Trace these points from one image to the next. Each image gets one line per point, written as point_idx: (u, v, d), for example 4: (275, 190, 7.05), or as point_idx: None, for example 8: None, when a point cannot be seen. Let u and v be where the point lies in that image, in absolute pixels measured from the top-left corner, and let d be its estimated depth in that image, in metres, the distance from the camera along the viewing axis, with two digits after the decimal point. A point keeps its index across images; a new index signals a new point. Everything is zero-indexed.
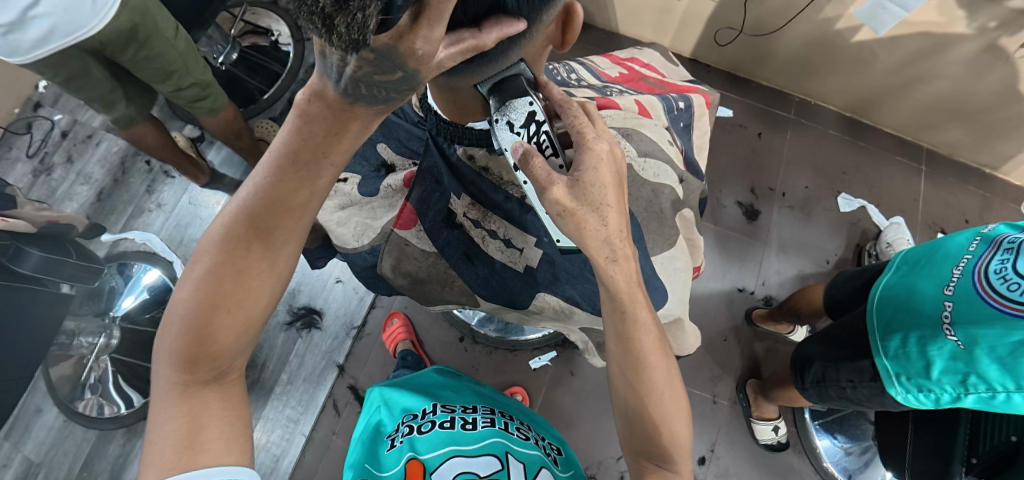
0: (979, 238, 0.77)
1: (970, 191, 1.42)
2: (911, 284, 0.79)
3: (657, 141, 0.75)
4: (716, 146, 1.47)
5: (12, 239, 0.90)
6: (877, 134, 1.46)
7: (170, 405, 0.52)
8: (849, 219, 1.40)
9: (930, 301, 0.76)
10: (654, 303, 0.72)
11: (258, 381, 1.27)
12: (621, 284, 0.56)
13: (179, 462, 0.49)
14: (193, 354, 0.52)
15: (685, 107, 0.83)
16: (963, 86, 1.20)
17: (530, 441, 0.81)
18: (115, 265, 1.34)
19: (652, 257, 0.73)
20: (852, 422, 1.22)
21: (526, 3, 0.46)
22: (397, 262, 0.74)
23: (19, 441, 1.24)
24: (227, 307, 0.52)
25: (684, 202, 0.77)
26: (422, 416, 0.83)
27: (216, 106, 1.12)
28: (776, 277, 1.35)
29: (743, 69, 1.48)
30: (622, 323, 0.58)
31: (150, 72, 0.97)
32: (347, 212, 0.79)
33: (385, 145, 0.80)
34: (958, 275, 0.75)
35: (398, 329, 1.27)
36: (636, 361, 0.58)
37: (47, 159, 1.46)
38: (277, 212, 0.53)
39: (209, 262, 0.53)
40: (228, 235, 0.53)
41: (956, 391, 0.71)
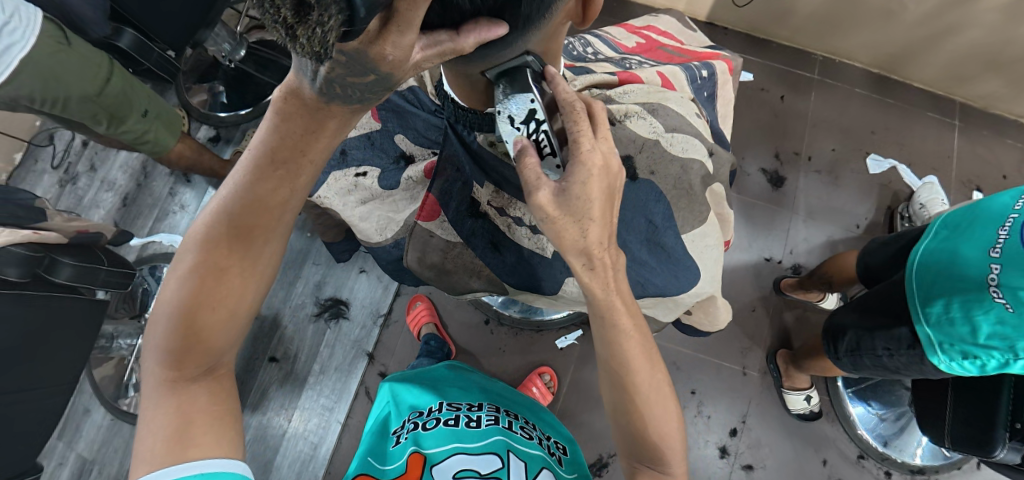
0: None
1: (1008, 144, 1.35)
2: (953, 248, 0.76)
3: (685, 114, 0.72)
4: (738, 112, 1.42)
5: (45, 250, 0.93)
6: (906, 89, 1.40)
7: (160, 400, 0.54)
8: (879, 181, 1.35)
9: (974, 266, 0.73)
10: (685, 282, 0.70)
11: (291, 372, 1.29)
12: (598, 291, 0.56)
13: (167, 456, 0.51)
14: (179, 352, 0.54)
15: (709, 75, 0.81)
16: (1000, 35, 1.14)
17: (533, 440, 0.82)
18: (147, 267, 1.37)
19: (683, 235, 0.71)
20: (885, 389, 1.20)
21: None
22: (422, 254, 0.73)
23: (72, 440, 1.30)
24: (210, 305, 0.54)
25: (715, 176, 0.73)
26: (427, 414, 0.85)
27: (168, 137, 1.16)
28: (804, 244, 1.32)
29: (762, 30, 1.42)
30: (601, 329, 0.58)
31: (83, 113, 0.99)
32: (369, 206, 0.77)
33: (402, 136, 0.80)
34: (1006, 234, 0.72)
35: (422, 312, 1.28)
36: (617, 360, 0.59)
37: (72, 168, 1.49)
38: (255, 212, 0.54)
39: (191, 261, 0.54)
40: (210, 235, 0.55)
41: (1005, 357, 0.69)
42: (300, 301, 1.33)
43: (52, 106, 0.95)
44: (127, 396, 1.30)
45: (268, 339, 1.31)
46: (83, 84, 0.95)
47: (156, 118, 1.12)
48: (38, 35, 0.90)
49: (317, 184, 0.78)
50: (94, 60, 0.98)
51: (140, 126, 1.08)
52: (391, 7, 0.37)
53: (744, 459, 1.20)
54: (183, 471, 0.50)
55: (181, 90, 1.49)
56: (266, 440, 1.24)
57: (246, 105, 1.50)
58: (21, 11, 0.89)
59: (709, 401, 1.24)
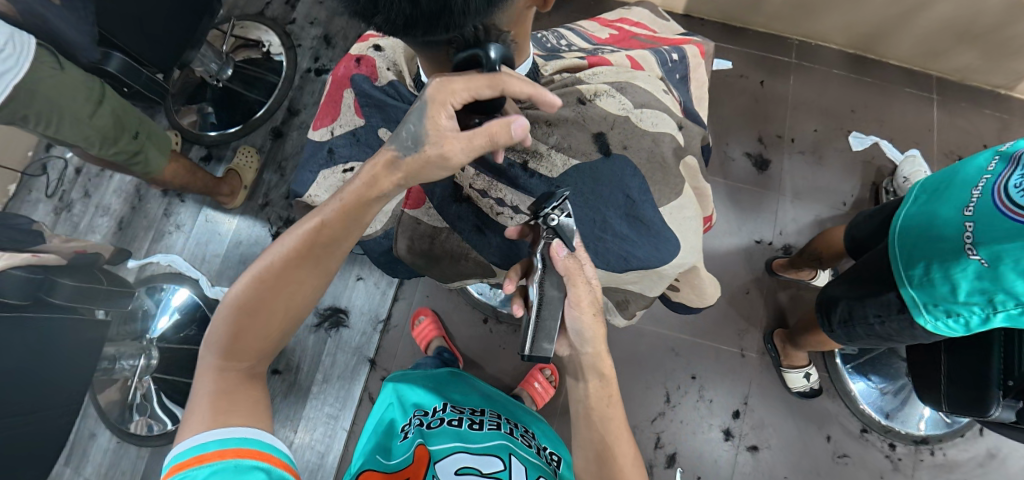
0: (998, 157, 0.75)
1: (986, 114, 1.38)
2: (932, 211, 0.78)
3: (652, 91, 0.74)
4: (719, 100, 1.44)
5: (44, 273, 0.96)
6: (882, 67, 1.43)
7: (206, 383, 0.58)
8: (862, 158, 1.37)
9: (950, 226, 0.75)
10: (667, 253, 0.72)
11: (294, 383, 1.30)
12: (596, 329, 0.65)
13: (210, 422, 0.55)
14: (235, 344, 0.59)
15: (680, 58, 0.83)
16: (969, 7, 1.17)
17: (532, 448, 0.83)
18: (145, 288, 1.38)
19: (661, 208, 0.72)
20: (884, 362, 1.22)
21: None
22: (410, 242, 0.76)
23: (79, 465, 1.31)
24: (270, 310, 0.59)
25: (687, 150, 0.75)
26: (432, 414, 0.87)
27: (162, 150, 1.20)
28: (793, 225, 1.34)
29: (736, 18, 1.45)
30: (606, 407, 0.64)
31: (76, 135, 1.02)
32: None
33: (385, 129, 0.74)
34: (978, 194, 0.73)
35: (428, 326, 1.27)
36: (604, 439, 0.63)
37: (66, 196, 1.51)
38: (314, 246, 0.59)
39: (266, 270, 0.59)
40: (287, 251, 0.59)
41: (985, 312, 0.72)
42: None
43: (45, 126, 0.98)
44: (132, 418, 1.31)
45: None
46: (74, 105, 0.99)
47: (148, 137, 1.15)
48: (32, 62, 0.92)
49: (308, 185, 0.79)
50: (88, 82, 1.01)
51: (133, 147, 1.12)
52: None
53: (748, 441, 1.21)
54: (219, 434, 0.54)
55: (172, 112, 1.52)
56: None
57: (235, 123, 1.52)
58: (15, 38, 0.90)
59: (710, 385, 1.25)
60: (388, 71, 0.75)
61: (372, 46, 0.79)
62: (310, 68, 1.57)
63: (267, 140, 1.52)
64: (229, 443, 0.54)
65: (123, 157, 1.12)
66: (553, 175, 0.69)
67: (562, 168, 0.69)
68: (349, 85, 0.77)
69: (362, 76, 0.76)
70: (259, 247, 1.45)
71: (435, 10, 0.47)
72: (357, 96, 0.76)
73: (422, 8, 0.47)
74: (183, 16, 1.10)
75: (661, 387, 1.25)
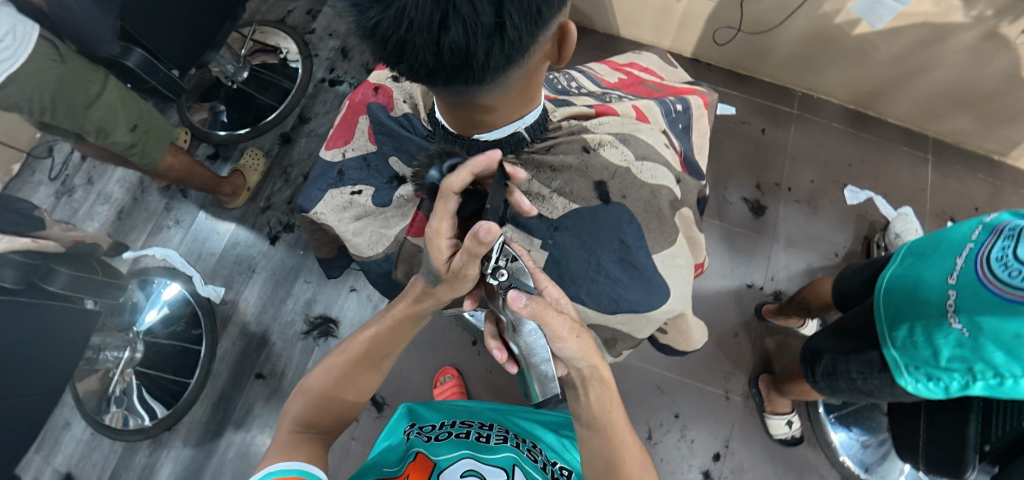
0: (981, 227, 0.77)
1: (979, 178, 1.41)
2: (917, 275, 0.80)
3: (654, 145, 0.76)
4: (720, 144, 1.48)
5: (42, 259, 0.96)
6: (881, 124, 1.46)
7: (282, 437, 0.66)
8: (856, 212, 1.40)
9: (934, 292, 0.77)
10: (657, 299, 0.73)
11: (279, 389, 1.33)
12: (586, 353, 0.61)
13: (280, 453, 0.63)
14: (312, 415, 0.69)
15: (683, 109, 0.86)
16: (967, 74, 1.21)
17: (540, 463, 0.81)
18: (137, 280, 1.38)
19: (653, 254, 0.73)
20: (865, 415, 1.22)
21: (524, 30, 0.50)
22: (409, 269, 0.80)
23: (49, 454, 1.30)
24: (339, 394, 0.71)
25: (684, 202, 0.77)
26: (439, 427, 0.87)
27: (160, 142, 1.21)
28: (785, 271, 1.36)
29: (743, 66, 1.49)
30: (609, 415, 0.65)
31: (73, 123, 1.05)
32: (362, 221, 0.78)
33: (396, 158, 0.77)
34: (962, 263, 0.75)
35: (450, 388, 1.26)
36: (615, 443, 0.65)
37: (69, 181, 1.52)
38: (372, 350, 0.73)
39: (338, 363, 0.72)
40: (352, 350, 0.73)
41: (965, 378, 0.72)
42: (291, 318, 1.38)
43: (42, 112, 1.00)
44: (109, 410, 1.30)
45: (258, 354, 1.36)
46: (74, 93, 1.01)
47: (146, 130, 1.17)
48: (31, 53, 0.94)
49: (314, 201, 0.79)
50: (88, 74, 1.03)
51: (129, 140, 1.14)
52: (411, 16, 0.47)
53: None
54: (286, 463, 0.61)
55: (183, 109, 1.54)
56: (249, 458, 1.28)
57: (245, 124, 1.54)
58: (17, 29, 0.92)
59: (692, 424, 1.25)
60: (404, 102, 0.79)
61: (391, 75, 0.81)
62: (324, 79, 1.60)
63: (274, 144, 1.54)
64: (292, 469, 0.60)
65: (124, 146, 1.14)
66: (552, 217, 0.73)
67: (561, 211, 0.73)
68: (364, 112, 0.80)
69: (378, 105, 0.79)
70: (256, 249, 1.45)
71: (456, 63, 0.51)
72: (371, 123, 0.78)
73: (446, 61, 0.51)
74: (202, 21, 1.13)
75: (643, 423, 1.26)
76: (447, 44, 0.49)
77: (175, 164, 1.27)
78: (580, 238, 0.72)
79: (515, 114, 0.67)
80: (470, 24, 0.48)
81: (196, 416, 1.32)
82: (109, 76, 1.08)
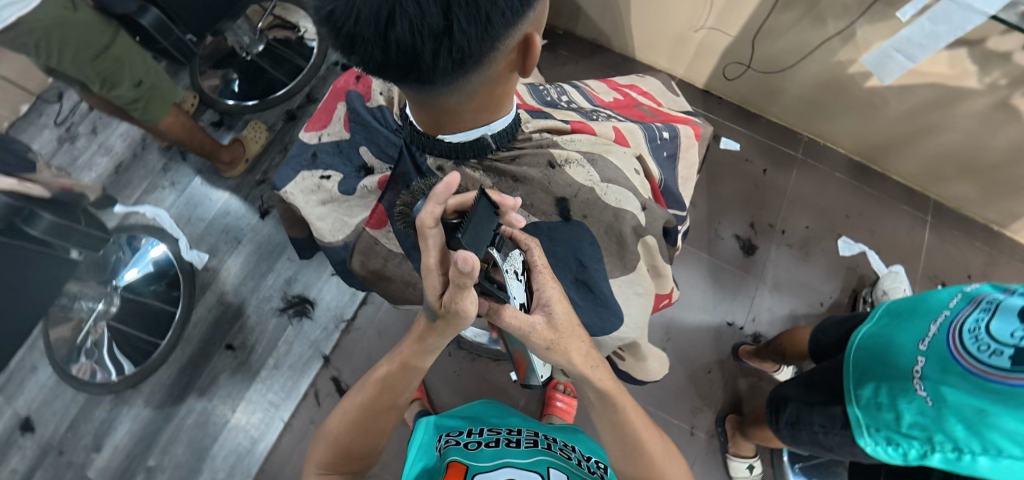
0: (961, 295, 0.75)
1: (976, 246, 1.39)
2: (892, 337, 0.78)
3: (623, 169, 0.75)
4: (720, 179, 1.47)
5: (27, 202, 0.95)
6: (884, 180, 1.45)
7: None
8: (847, 263, 1.39)
9: (903, 355, 0.75)
10: (611, 324, 0.73)
11: (245, 362, 1.33)
12: (574, 357, 0.61)
13: None
14: (337, 458, 0.71)
15: (670, 137, 0.85)
16: (975, 140, 1.19)
17: (575, 461, 0.81)
18: (124, 237, 1.36)
19: (612, 279, 0.74)
20: (829, 469, 1.19)
21: (474, 38, 0.49)
22: (364, 259, 0.76)
23: (13, 396, 1.27)
24: (360, 435, 0.72)
25: (649, 229, 0.74)
26: (468, 434, 0.86)
27: (162, 101, 1.22)
28: (767, 314, 1.34)
29: (753, 104, 1.49)
30: (616, 415, 0.65)
31: (78, 72, 1.06)
32: (327, 207, 0.77)
33: (367, 148, 0.78)
34: (935, 330, 0.74)
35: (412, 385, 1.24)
36: (633, 442, 0.66)
37: (73, 128, 1.52)
38: (385, 388, 0.71)
39: (355, 405, 0.72)
40: (365, 390, 0.72)
41: (923, 447, 0.71)
42: (269, 294, 1.38)
43: (47, 57, 1.01)
44: (78, 361, 1.30)
45: (230, 326, 1.36)
46: (85, 43, 1.02)
47: (152, 87, 1.18)
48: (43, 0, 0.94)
49: (287, 180, 0.79)
50: (100, 27, 1.04)
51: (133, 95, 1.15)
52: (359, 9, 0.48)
53: None
54: None
55: (196, 73, 1.55)
56: (207, 428, 1.28)
57: (253, 96, 1.55)
58: None
59: None
60: (381, 94, 0.78)
61: None
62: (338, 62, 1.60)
63: (279, 120, 1.55)
64: None
65: (127, 101, 1.15)
66: None
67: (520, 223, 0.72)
68: (343, 99, 0.80)
69: (356, 94, 0.79)
70: (245, 221, 1.46)
71: (403, 61, 0.51)
72: (348, 111, 0.79)
73: (393, 58, 0.51)
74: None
75: None
76: (393, 40, 0.49)
77: (173, 126, 1.28)
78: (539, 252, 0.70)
79: (480, 119, 0.66)
80: (416, 23, 0.48)
81: (162, 378, 1.32)
82: (122, 30, 1.08)
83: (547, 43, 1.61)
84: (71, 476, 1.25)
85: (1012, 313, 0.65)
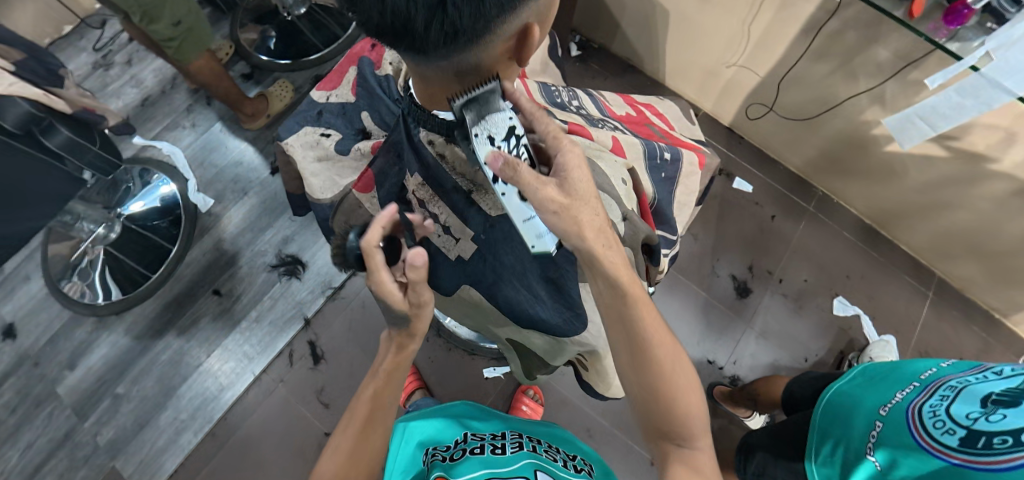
0: (935, 369, 0.75)
1: (974, 330, 1.37)
2: (857, 398, 0.78)
3: (610, 175, 0.74)
4: (726, 217, 1.47)
5: (49, 115, 0.95)
6: (892, 248, 1.43)
7: None
8: (839, 324, 1.37)
9: (864, 418, 0.74)
10: (576, 328, 0.73)
11: (228, 310, 1.35)
12: (599, 247, 0.56)
13: None
14: None
15: (671, 159, 0.86)
16: (989, 223, 1.18)
17: (564, 465, 0.72)
18: (138, 169, 1.41)
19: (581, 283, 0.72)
20: None
21: (469, 16, 0.47)
22: (347, 219, 0.73)
23: (2, 300, 1.33)
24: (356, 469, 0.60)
25: (625, 241, 0.72)
26: (454, 445, 0.75)
27: (197, 42, 1.22)
28: (749, 359, 1.34)
29: (772, 149, 1.48)
30: (621, 308, 0.57)
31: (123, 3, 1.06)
32: (322, 164, 0.79)
33: (368, 114, 0.79)
34: (898, 398, 0.73)
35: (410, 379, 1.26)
36: (638, 341, 0.57)
37: (110, 56, 1.56)
38: (381, 404, 0.63)
39: (350, 439, 0.61)
40: (356, 411, 0.63)
41: None
42: (264, 249, 1.40)
43: None
44: (69, 280, 1.33)
45: (221, 273, 1.38)
46: None
47: (190, 27, 1.18)
48: None
49: (290, 132, 0.81)
50: None
51: (169, 33, 1.15)
52: None
53: None
54: None
55: (236, 25, 1.58)
56: (179, 367, 1.29)
57: (287, 56, 1.58)
58: None
59: None
60: (390, 64, 0.79)
61: None
62: None
63: (307, 83, 1.58)
64: None
65: (163, 37, 1.15)
66: (491, 213, 0.69)
67: (499, 211, 0.68)
68: (356, 64, 0.82)
69: (368, 60, 0.80)
70: (255, 174, 1.48)
71: (395, 27, 0.48)
72: (358, 76, 0.80)
73: (385, 21, 0.48)
74: None
75: None
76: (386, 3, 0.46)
77: (202, 70, 1.29)
78: (515, 237, 0.69)
79: None
80: None
81: (145, 311, 1.34)
82: None
83: (581, 54, 1.62)
84: (40, 389, 1.27)
85: (972, 396, 0.65)
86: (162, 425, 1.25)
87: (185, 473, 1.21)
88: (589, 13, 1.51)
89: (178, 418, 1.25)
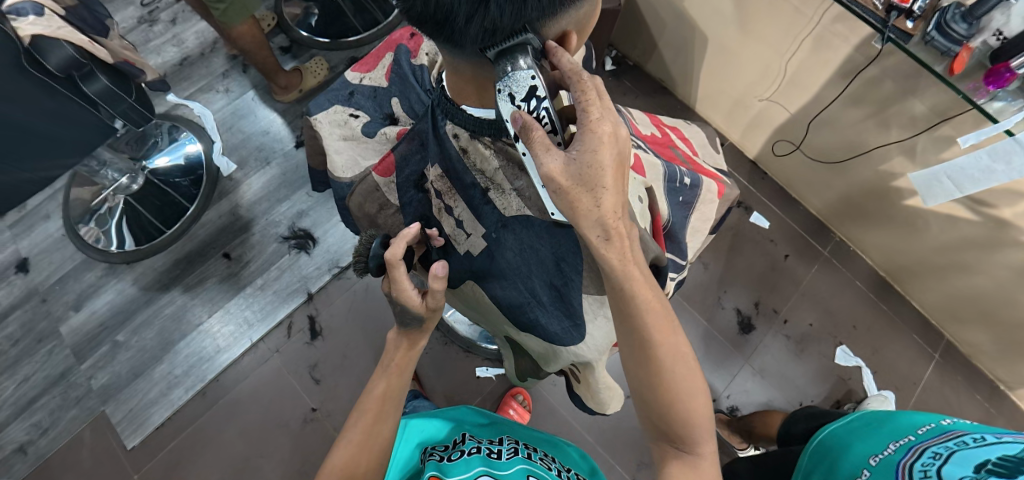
0: (933, 425, 0.71)
1: (976, 400, 1.34)
2: (851, 444, 0.77)
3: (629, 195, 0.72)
4: (739, 249, 1.46)
5: (91, 62, 0.96)
6: (903, 305, 1.41)
7: None
8: (839, 373, 1.35)
9: (854, 464, 0.73)
10: (575, 339, 0.73)
11: (235, 275, 1.36)
12: (614, 262, 0.54)
13: None
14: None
15: (691, 185, 0.86)
16: (1005, 291, 1.16)
17: (557, 472, 0.72)
18: (168, 125, 1.44)
19: (584, 294, 0.71)
20: None
21: (510, 17, 0.47)
22: (363, 199, 0.75)
23: (20, 235, 1.36)
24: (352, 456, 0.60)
25: None
26: (450, 446, 0.75)
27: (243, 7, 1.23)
28: (743, 395, 1.33)
29: (795, 188, 1.47)
30: (622, 304, 0.56)
31: None
32: (346, 143, 0.80)
33: (398, 100, 0.80)
34: (892, 448, 0.71)
35: None
36: (640, 340, 0.55)
37: (155, 13, 1.59)
38: (387, 398, 0.63)
39: (362, 426, 0.62)
40: (366, 399, 0.64)
41: None
42: (278, 220, 1.42)
43: None
44: (86, 224, 1.36)
45: (234, 237, 1.40)
46: None
47: None
48: None
49: (320, 109, 0.82)
50: None
51: None
52: None
53: None
54: None
55: None
56: (181, 323, 1.31)
57: (327, 35, 1.60)
58: None
59: None
60: (427, 55, 0.79)
61: None
62: None
63: (342, 64, 1.60)
64: None
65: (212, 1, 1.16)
66: (505, 213, 0.69)
67: (513, 212, 0.69)
68: (393, 51, 0.83)
69: (405, 49, 0.81)
70: (280, 145, 1.50)
71: (436, 17, 0.49)
72: (393, 63, 0.82)
73: (427, 11, 0.49)
74: None
75: None
76: None
77: (242, 38, 1.31)
78: (529, 235, 0.69)
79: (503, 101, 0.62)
80: None
81: (156, 263, 1.37)
82: None
83: (616, 69, 1.62)
84: (44, 325, 1.30)
85: (966, 462, 0.60)
86: (155, 378, 1.26)
87: (171, 428, 1.23)
88: (629, 30, 1.51)
89: (172, 373, 1.27)
